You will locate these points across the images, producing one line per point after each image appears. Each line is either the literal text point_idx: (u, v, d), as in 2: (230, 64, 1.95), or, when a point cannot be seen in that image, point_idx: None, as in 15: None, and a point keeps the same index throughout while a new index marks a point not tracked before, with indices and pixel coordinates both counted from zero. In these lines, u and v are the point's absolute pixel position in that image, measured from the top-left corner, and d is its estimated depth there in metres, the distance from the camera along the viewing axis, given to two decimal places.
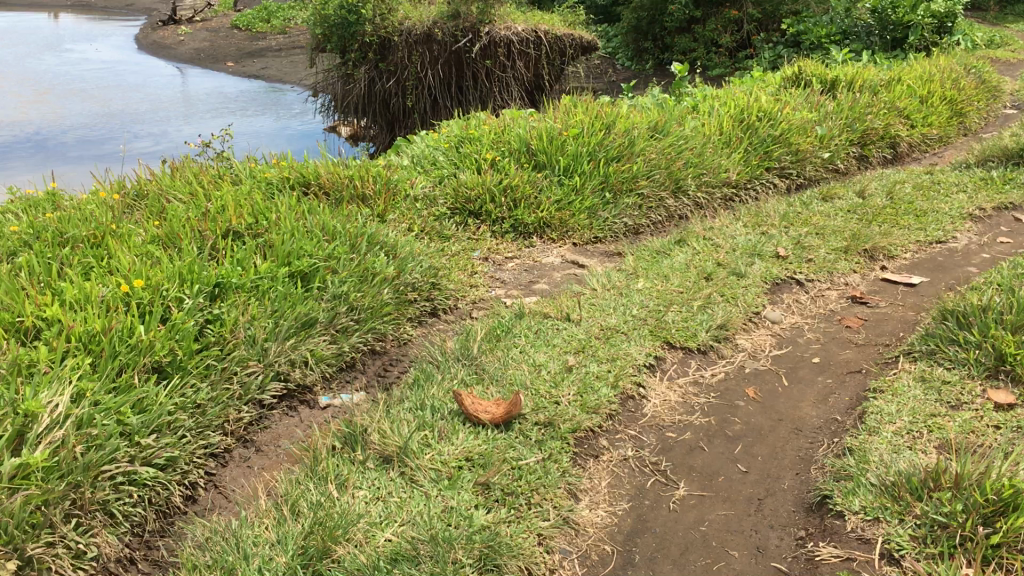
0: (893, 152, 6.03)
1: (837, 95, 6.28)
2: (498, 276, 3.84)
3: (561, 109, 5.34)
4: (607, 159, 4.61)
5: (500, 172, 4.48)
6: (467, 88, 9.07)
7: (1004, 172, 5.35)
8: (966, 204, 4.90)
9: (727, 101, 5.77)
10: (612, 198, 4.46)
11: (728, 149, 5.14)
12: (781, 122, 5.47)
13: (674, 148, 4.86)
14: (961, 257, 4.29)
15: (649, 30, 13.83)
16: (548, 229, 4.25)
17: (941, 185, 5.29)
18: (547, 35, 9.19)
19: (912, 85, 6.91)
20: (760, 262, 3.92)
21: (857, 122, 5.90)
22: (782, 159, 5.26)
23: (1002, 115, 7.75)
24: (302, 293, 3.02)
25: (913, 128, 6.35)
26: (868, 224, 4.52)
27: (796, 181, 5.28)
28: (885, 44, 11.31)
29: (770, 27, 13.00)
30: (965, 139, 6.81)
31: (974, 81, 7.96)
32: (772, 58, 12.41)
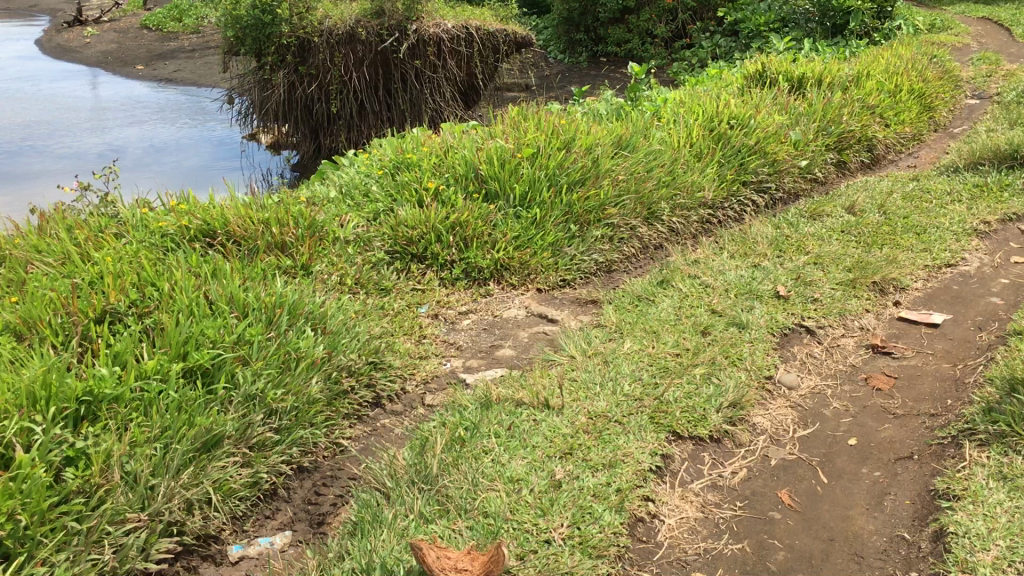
0: (871, 155, 5.50)
1: (806, 94, 5.73)
2: (452, 339, 3.17)
3: (510, 121, 4.67)
4: (570, 185, 3.97)
5: (445, 206, 3.80)
6: (395, 91, 8.34)
7: (999, 176, 4.84)
8: (968, 218, 4.37)
9: (692, 106, 5.16)
10: (578, 231, 3.83)
11: (700, 162, 4.54)
12: (756, 128, 4.88)
13: (643, 166, 4.24)
14: (978, 284, 3.75)
15: (581, 21, 13.24)
16: (507, 273, 3.60)
17: (932, 193, 4.77)
18: (479, 31, 8.51)
19: (881, 79, 6.39)
20: (759, 307, 3.32)
21: (833, 125, 5.35)
22: (759, 171, 4.68)
23: (967, 107, 7.29)
24: (202, 399, 2.30)
25: (888, 127, 5.84)
26: (869, 249, 3.95)
27: (775, 196, 4.71)
28: (825, 31, 10.82)
29: (704, 15, 12.43)
30: (937, 136, 6.33)
31: (936, 70, 7.50)
32: (710, 48, 11.89)
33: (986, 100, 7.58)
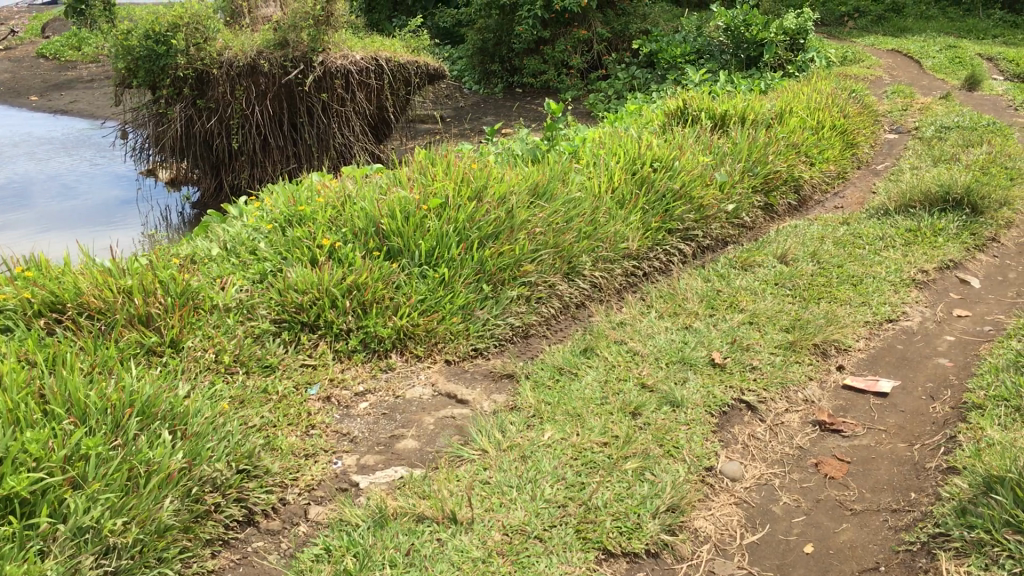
0: (798, 196, 5.26)
1: (729, 133, 5.46)
2: (346, 427, 2.74)
3: (417, 165, 4.26)
4: (482, 240, 3.58)
5: (342, 266, 3.37)
6: (301, 125, 7.81)
7: (932, 220, 4.61)
8: (905, 266, 4.12)
9: (613, 146, 4.84)
10: (492, 290, 3.43)
11: (623, 209, 4.20)
12: (681, 172, 4.58)
13: (561, 216, 3.89)
14: (923, 344, 3.47)
15: (496, 52, 12.81)
16: (411, 342, 3.19)
17: (864, 238, 4.52)
18: (389, 62, 8.02)
19: (803, 115, 6.17)
20: (693, 379, 2.97)
21: (758, 165, 5.09)
22: (685, 217, 4.37)
23: (887, 142, 7.15)
24: (16, 540, 1.82)
25: (813, 167, 5.62)
26: (805, 305, 3.66)
27: (702, 243, 4.41)
28: (740, 63, 10.83)
29: (620, 46, 12.50)
30: (861, 174, 6.16)
31: (856, 105, 7.37)
32: (627, 79, 11.73)
33: (904, 135, 7.46)
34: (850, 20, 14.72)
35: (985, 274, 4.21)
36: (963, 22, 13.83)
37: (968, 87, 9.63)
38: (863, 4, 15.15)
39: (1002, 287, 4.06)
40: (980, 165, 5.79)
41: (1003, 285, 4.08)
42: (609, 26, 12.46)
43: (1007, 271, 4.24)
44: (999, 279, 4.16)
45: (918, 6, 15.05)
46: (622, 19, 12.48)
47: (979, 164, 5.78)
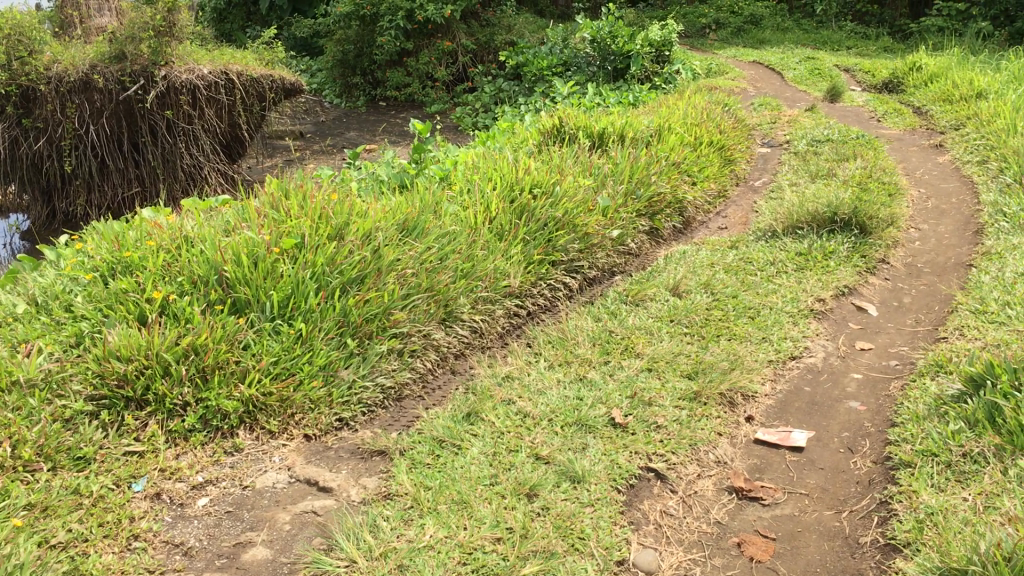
0: (682, 218, 5.01)
1: (608, 153, 5.15)
2: (180, 535, 2.24)
3: (268, 198, 3.74)
4: (345, 286, 3.11)
5: (178, 325, 2.84)
6: (144, 145, 7.06)
7: (822, 242, 4.40)
8: (802, 295, 3.87)
9: (487, 170, 4.45)
10: (358, 345, 2.97)
11: (501, 241, 3.82)
12: (562, 198, 4.22)
13: (434, 254, 3.46)
14: (831, 384, 3.20)
15: (356, 63, 12.24)
16: (263, 414, 2.70)
17: (755, 263, 4.28)
18: (241, 76, 7.38)
19: (681, 132, 5.94)
20: (593, 445, 2.60)
21: (641, 188, 4.80)
22: (568, 248, 4.03)
23: (761, 156, 7.02)
24: None
25: (695, 187, 5.38)
26: (704, 347, 3.34)
27: (588, 275, 4.07)
28: (607, 75, 10.67)
29: (485, 58, 12.20)
30: (740, 191, 5.98)
31: (729, 119, 7.23)
32: (494, 92, 11.49)
33: (777, 148, 7.37)
34: (709, 32, 14.87)
35: (881, 299, 4.01)
36: (817, 33, 14.15)
37: (830, 98, 9.73)
38: (721, 15, 15.32)
39: (900, 314, 3.85)
40: (858, 180, 5.68)
41: (900, 311, 3.88)
42: (473, 38, 12.14)
43: (901, 296, 4.06)
44: (895, 304, 3.96)
45: (773, 17, 15.34)
46: (487, 30, 12.18)
47: (856, 179, 5.68)
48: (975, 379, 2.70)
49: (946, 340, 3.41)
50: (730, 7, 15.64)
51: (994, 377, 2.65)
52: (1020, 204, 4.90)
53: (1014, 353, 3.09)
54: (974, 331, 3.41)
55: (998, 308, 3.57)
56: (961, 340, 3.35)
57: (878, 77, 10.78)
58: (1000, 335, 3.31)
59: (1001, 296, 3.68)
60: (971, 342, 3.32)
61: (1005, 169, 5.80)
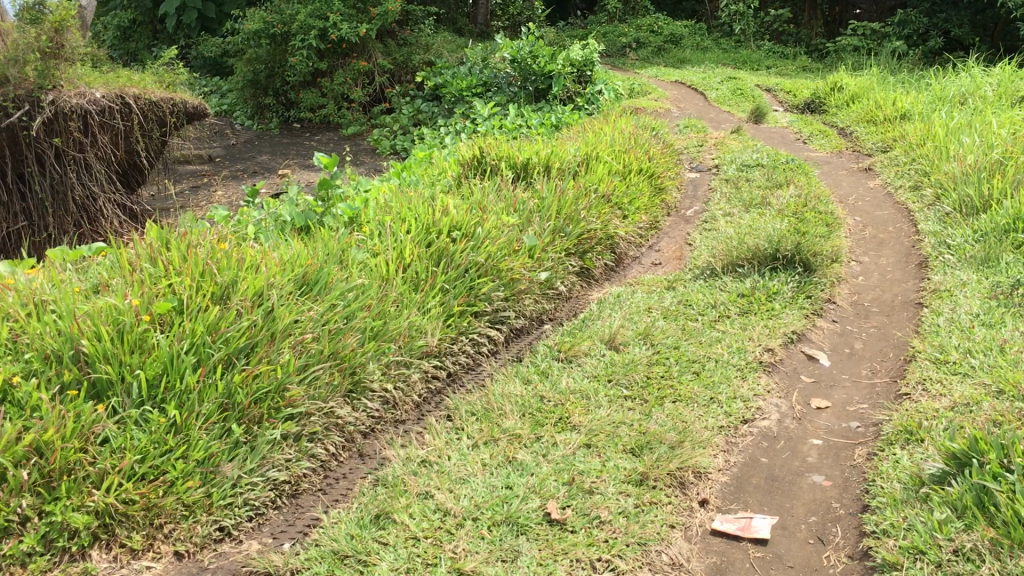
0: (614, 255, 4.68)
1: (533, 186, 4.77)
2: None
3: (145, 247, 3.23)
4: (230, 358, 2.63)
5: (20, 417, 2.32)
6: (30, 176, 6.22)
7: (765, 281, 4.08)
8: (750, 344, 3.53)
9: (401, 209, 4.00)
10: (245, 431, 2.52)
11: (417, 293, 3.40)
12: (484, 240, 3.81)
13: (339, 314, 3.01)
14: (789, 453, 2.86)
15: (268, 84, 11.65)
16: (122, 528, 2.22)
17: (695, 307, 3.94)
18: (138, 100, 6.69)
19: (610, 160, 5.60)
20: (527, 553, 2.20)
21: (570, 224, 4.43)
22: (492, 296, 3.63)
23: (691, 182, 6.74)
24: None
25: (626, 220, 5.05)
26: (647, 413, 2.96)
27: (515, 325, 3.69)
28: (529, 95, 10.33)
29: (403, 78, 11.77)
30: (672, 221, 5.68)
31: (658, 144, 6.93)
32: (412, 114, 11.08)
33: (706, 173, 7.11)
34: (630, 51, 14.68)
35: (832, 346, 3.69)
36: (737, 52, 14.10)
37: (755, 119, 9.57)
38: (641, 34, 15.16)
39: (854, 363, 3.54)
40: (792, 210, 5.42)
41: (854, 359, 3.57)
42: (390, 57, 11.69)
43: (852, 341, 3.75)
44: (847, 351, 3.65)
45: (693, 36, 15.26)
46: (404, 49, 11.74)
47: (791, 209, 5.41)
48: (960, 456, 2.38)
49: (910, 397, 3.10)
50: (649, 26, 15.50)
51: (980, 454, 2.34)
52: (964, 234, 4.67)
53: (988, 416, 2.78)
54: (938, 386, 3.11)
55: (960, 357, 3.28)
56: (927, 398, 3.04)
57: (800, 97, 10.68)
58: (967, 391, 3.02)
59: (961, 343, 3.40)
60: (937, 400, 3.01)
61: (941, 196, 5.61)
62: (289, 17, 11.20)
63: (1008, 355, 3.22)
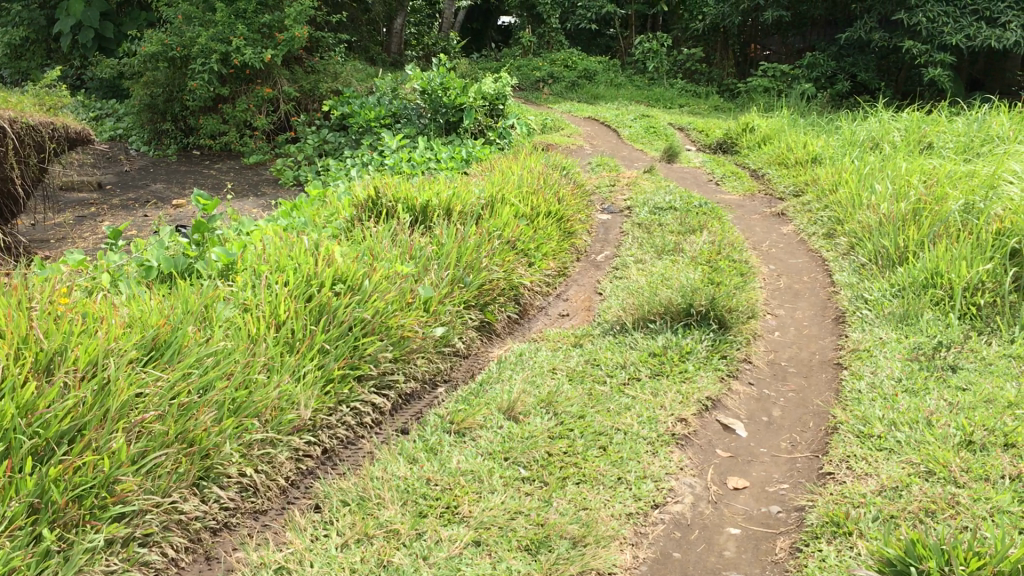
0: (518, 306, 4.36)
1: (433, 231, 4.42)
2: None
3: None
4: (49, 445, 2.19)
5: None
6: None
7: (678, 340, 3.80)
8: (661, 413, 3.23)
9: (280, 257, 3.60)
10: (58, 537, 2.09)
11: (290, 354, 3.00)
12: (372, 294, 3.44)
13: (192, 385, 2.60)
14: (703, 545, 2.55)
15: (166, 109, 11.06)
16: None
17: (603, 368, 3.63)
18: (13, 123, 6.12)
19: (517, 202, 5.29)
20: None
21: (469, 274, 4.10)
22: (379, 358, 3.27)
23: (602, 224, 6.47)
24: None
25: (532, 267, 4.74)
26: (547, 499, 2.62)
27: (404, 390, 3.32)
28: (439, 128, 10.01)
29: (309, 106, 11.32)
30: (581, 267, 5.40)
31: (570, 185, 6.66)
32: (317, 143, 10.64)
33: (618, 215, 6.85)
34: (545, 85, 14.52)
35: (749, 413, 3.41)
36: (650, 90, 14.08)
37: (668, 158, 9.43)
38: (555, 69, 15.05)
39: (772, 433, 3.25)
40: (705, 258, 5.19)
41: (772, 429, 3.29)
42: (296, 84, 11.22)
43: (769, 407, 3.48)
44: (764, 419, 3.37)
45: (607, 71, 15.21)
46: (311, 77, 11.30)
47: (704, 257, 5.19)
48: (896, 563, 2.11)
49: (833, 477, 2.83)
50: (563, 61, 15.39)
51: (918, 560, 2.08)
52: (881, 288, 4.49)
53: (919, 504, 2.53)
54: (864, 464, 2.84)
55: (885, 429, 3.04)
56: (852, 478, 2.77)
57: (712, 137, 10.61)
58: (894, 470, 2.76)
59: (885, 413, 3.16)
60: (864, 481, 2.74)
61: (855, 245, 5.47)
62: (189, 40, 10.50)
63: (936, 428, 2.99)
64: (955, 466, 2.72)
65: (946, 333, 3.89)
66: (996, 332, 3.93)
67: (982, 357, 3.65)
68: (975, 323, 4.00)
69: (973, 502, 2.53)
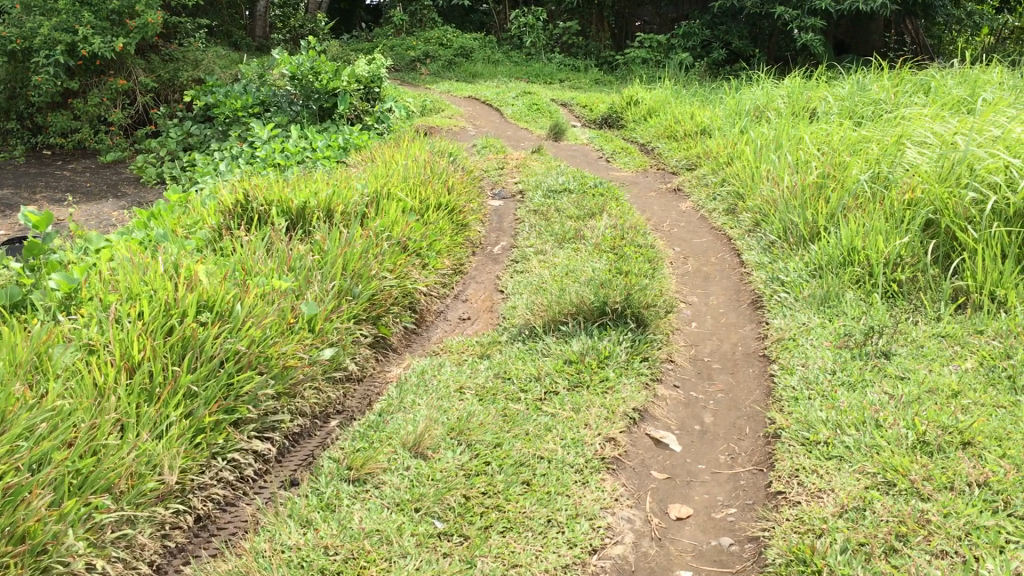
0: (414, 315, 3.93)
1: (312, 237, 3.94)
2: None
3: None
4: None
5: None
6: None
7: (595, 343, 3.45)
8: (588, 433, 2.88)
9: (132, 281, 3.08)
10: None
11: (146, 405, 2.52)
12: (244, 320, 2.96)
13: (20, 463, 2.11)
14: None
15: (9, 107, 10.11)
16: None
17: (516, 382, 3.26)
18: None
19: (403, 196, 4.84)
20: None
21: (358, 283, 3.66)
22: (259, 396, 2.80)
23: (495, 212, 6.08)
24: None
25: (426, 268, 4.32)
26: (470, 559, 2.25)
27: (292, 430, 2.87)
28: (312, 115, 9.34)
29: (170, 97, 10.51)
30: (477, 261, 5.01)
31: (458, 172, 6.24)
32: (180, 137, 9.82)
33: (510, 200, 6.48)
34: (420, 66, 14.00)
35: (680, 423, 3.09)
36: (529, 65, 13.75)
37: (554, 136, 9.11)
38: (430, 47, 14.54)
39: (708, 446, 2.94)
40: (609, 245, 4.87)
41: (707, 439, 2.98)
42: (154, 74, 10.39)
43: (700, 413, 3.17)
44: (697, 428, 3.06)
45: (483, 48, 14.81)
46: (169, 65, 10.45)
47: (608, 243, 4.88)
48: None
49: (785, 497, 2.54)
50: (438, 39, 14.87)
51: None
52: (796, 267, 4.27)
53: (885, 528, 2.27)
54: (817, 477, 2.56)
55: (832, 434, 2.75)
56: (806, 498, 2.48)
57: (596, 112, 10.34)
58: (849, 484, 2.49)
59: (827, 413, 2.88)
60: (820, 501, 2.46)
61: (760, 222, 5.25)
62: (29, 32, 9.47)
63: (885, 429, 2.73)
64: (915, 475, 2.45)
65: (871, 315, 3.67)
66: (920, 310, 3.73)
67: (913, 340, 3.43)
68: (898, 301, 3.79)
69: (944, 518, 2.28)
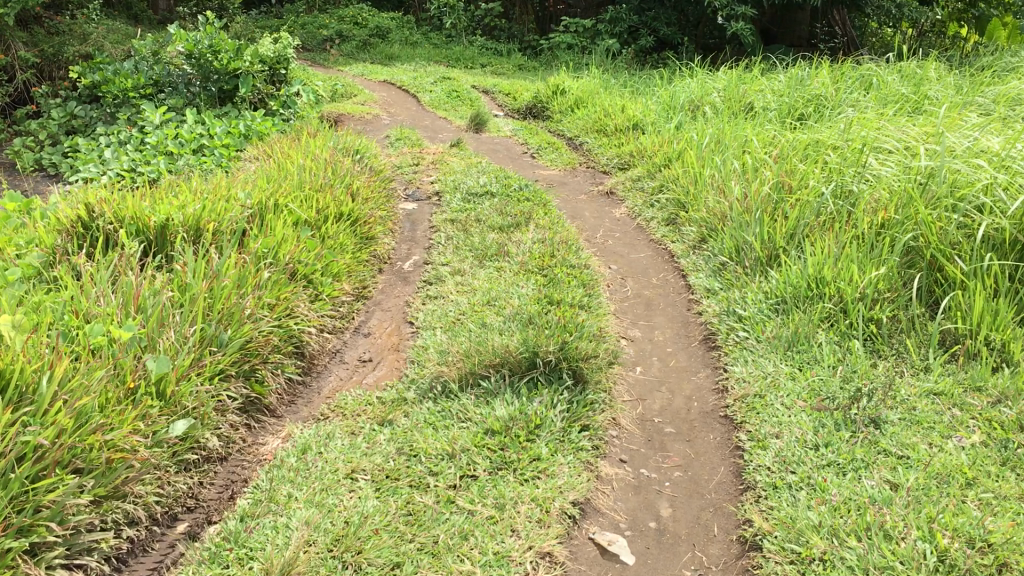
0: (299, 363, 3.20)
1: (174, 265, 3.17)
2: None
3: None
4: None
5: None
6: None
7: (524, 406, 2.78)
8: (518, 546, 2.22)
9: None
10: None
11: None
12: (53, 396, 2.20)
13: None
14: None
15: None
16: None
17: (423, 460, 2.57)
18: None
19: (295, 207, 4.07)
20: None
21: (225, 329, 2.91)
22: (69, 507, 2.06)
23: (408, 217, 5.35)
24: None
25: (318, 300, 3.58)
26: None
27: (116, 550, 2.13)
28: (211, 98, 8.32)
29: (53, 74, 9.36)
30: (384, 281, 4.28)
31: (366, 174, 5.50)
32: (63, 119, 8.56)
33: (425, 203, 5.75)
34: (332, 46, 13.09)
35: (630, 518, 2.44)
36: (449, 48, 12.96)
37: (475, 127, 8.38)
38: (344, 26, 13.61)
39: (667, 554, 2.31)
40: (537, 265, 4.20)
41: (666, 543, 2.35)
42: (35, 48, 9.28)
43: (655, 502, 2.53)
44: (652, 526, 2.41)
45: (401, 28, 13.97)
46: (53, 39, 9.37)
47: (536, 263, 4.21)
48: None
49: None
50: (353, 18, 13.98)
51: None
52: (757, 298, 3.66)
53: None
54: None
55: (829, 547, 2.16)
56: None
57: (520, 100, 9.65)
58: None
59: (818, 514, 2.28)
60: None
61: (707, 237, 4.65)
62: None
63: (896, 541, 2.14)
64: None
65: (851, 365, 3.09)
66: (905, 358, 3.17)
67: (904, 400, 2.86)
68: (879, 348, 3.23)
69: None
